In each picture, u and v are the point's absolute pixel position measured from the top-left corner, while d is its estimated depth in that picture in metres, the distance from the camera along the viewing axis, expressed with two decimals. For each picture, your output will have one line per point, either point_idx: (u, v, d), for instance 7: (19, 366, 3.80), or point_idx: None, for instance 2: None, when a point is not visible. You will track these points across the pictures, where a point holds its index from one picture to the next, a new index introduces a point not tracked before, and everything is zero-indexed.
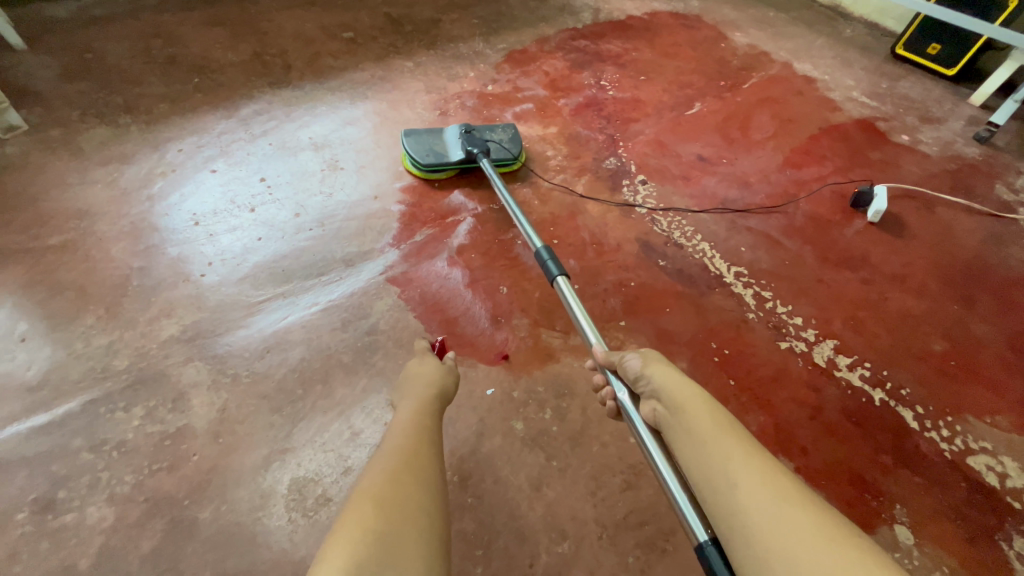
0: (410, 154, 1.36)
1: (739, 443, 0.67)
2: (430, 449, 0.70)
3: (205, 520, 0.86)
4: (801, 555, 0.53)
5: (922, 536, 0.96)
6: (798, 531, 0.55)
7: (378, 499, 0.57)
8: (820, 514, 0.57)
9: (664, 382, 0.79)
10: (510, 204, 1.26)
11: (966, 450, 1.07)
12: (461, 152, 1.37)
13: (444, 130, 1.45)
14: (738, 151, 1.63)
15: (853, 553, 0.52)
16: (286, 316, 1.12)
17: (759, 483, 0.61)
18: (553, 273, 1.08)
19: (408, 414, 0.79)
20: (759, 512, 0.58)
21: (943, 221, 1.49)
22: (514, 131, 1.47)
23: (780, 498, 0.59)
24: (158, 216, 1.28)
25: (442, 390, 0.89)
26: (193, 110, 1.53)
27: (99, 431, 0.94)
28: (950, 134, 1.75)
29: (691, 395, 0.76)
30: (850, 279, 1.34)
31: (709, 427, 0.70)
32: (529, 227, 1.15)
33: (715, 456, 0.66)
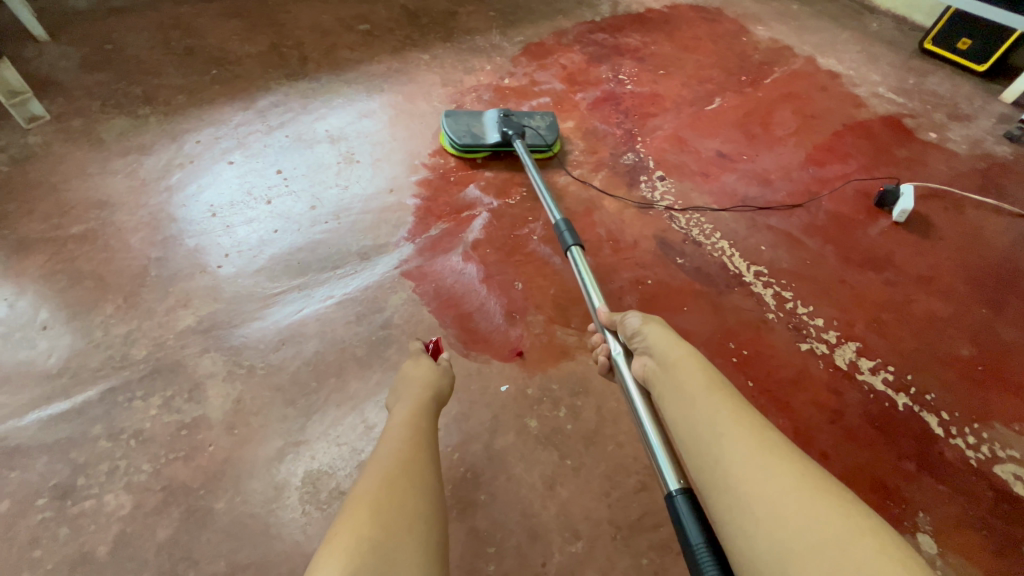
0: (448, 133, 1.40)
1: (727, 396, 0.69)
2: (427, 452, 0.70)
3: (220, 510, 0.87)
4: (778, 498, 0.56)
5: (946, 545, 0.93)
6: (780, 477, 0.57)
7: (374, 505, 0.57)
8: (799, 463, 0.60)
9: (659, 340, 0.82)
10: (544, 193, 1.28)
11: (993, 458, 1.04)
12: (498, 134, 1.40)
13: (483, 112, 1.48)
14: (759, 147, 1.60)
15: (828, 499, 0.55)
16: (301, 309, 1.12)
17: (743, 433, 0.63)
18: (568, 243, 1.13)
19: (404, 416, 0.78)
20: (741, 459, 0.60)
21: (972, 222, 1.44)
22: (552, 119, 1.48)
23: (763, 448, 0.61)
24: (176, 206, 1.28)
25: (438, 392, 0.88)
26: (211, 102, 1.54)
27: (117, 419, 0.95)
28: (980, 132, 1.69)
29: (683, 352, 0.78)
30: (873, 279, 1.30)
31: (699, 382, 0.72)
32: (551, 199, 1.20)
33: (703, 408, 0.68)
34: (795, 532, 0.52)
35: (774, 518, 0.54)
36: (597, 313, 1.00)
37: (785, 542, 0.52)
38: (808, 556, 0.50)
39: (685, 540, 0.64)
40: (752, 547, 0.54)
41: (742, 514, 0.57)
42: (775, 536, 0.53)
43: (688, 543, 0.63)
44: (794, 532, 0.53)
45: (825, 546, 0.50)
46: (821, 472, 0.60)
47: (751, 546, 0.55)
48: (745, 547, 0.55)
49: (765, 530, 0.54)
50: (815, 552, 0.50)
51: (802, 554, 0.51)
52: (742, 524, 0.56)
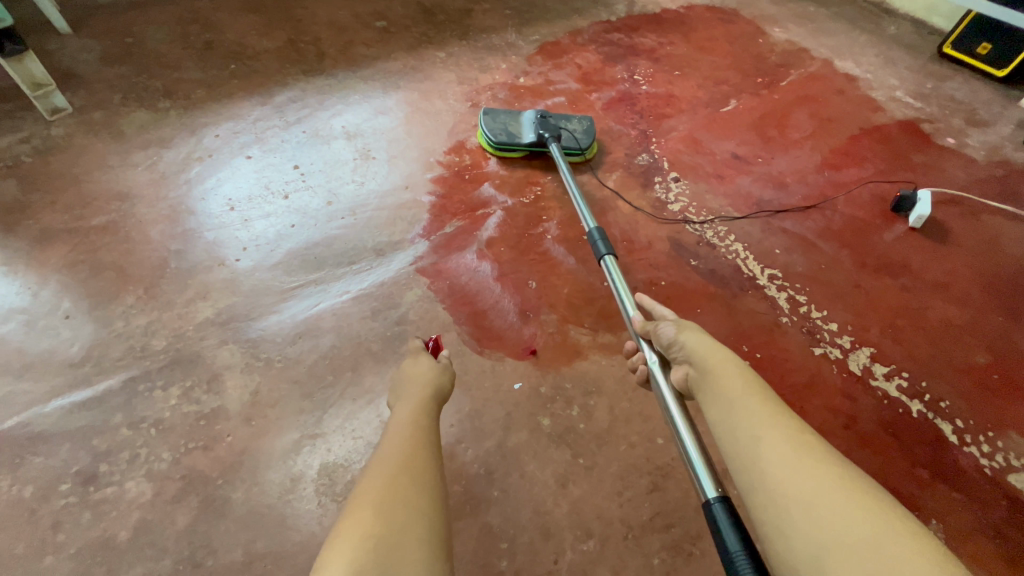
0: (485, 130, 1.42)
1: (763, 399, 0.69)
2: (428, 449, 0.70)
3: (237, 500, 0.88)
4: (815, 497, 0.56)
5: (958, 553, 0.93)
6: (817, 479, 0.58)
7: (375, 502, 0.57)
8: (839, 465, 0.60)
9: (697, 347, 0.80)
10: (578, 202, 1.28)
11: (1007, 467, 1.03)
12: (533, 135, 1.41)
13: (522, 112, 1.48)
14: (775, 150, 1.59)
15: (866, 499, 0.55)
16: (318, 303, 1.13)
17: (780, 434, 0.64)
18: (602, 253, 1.12)
19: (405, 415, 0.79)
20: (778, 460, 0.61)
21: (989, 229, 1.43)
22: (589, 124, 1.49)
23: (801, 449, 0.62)
24: (195, 199, 1.30)
25: (438, 388, 0.89)
26: (229, 96, 1.55)
27: (137, 408, 0.96)
28: (998, 139, 1.68)
29: (723, 358, 0.77)
30: (889, 285, 1.29)
31: (736, 385, 0.72)
32: (585, 207, 1.19)
33: (739, 411, 0.68)
34: (831, 531, 0.53)
35: (811, 517, 0.55)
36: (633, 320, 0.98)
37: (821, 540, 0.53)
38: (843, 554, 0.51)
39: (723, 547, 0.63)
40: (788, 544, 0.55)
41: (778, 513, 0.58)
42: (812, 537, 0.54)
43: (727, 551, 0.62)
44: (830, 530, 0.53)
45: (861, 545, 0.51)
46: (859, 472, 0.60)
47: (787, 544, 0.56)
48: (782, 547, 0.56)
49: (801, 529, 0.55)
50: (851, 550, 0.51)
51: (839, 552, 0.51)
52: (778, 522, 0.57)
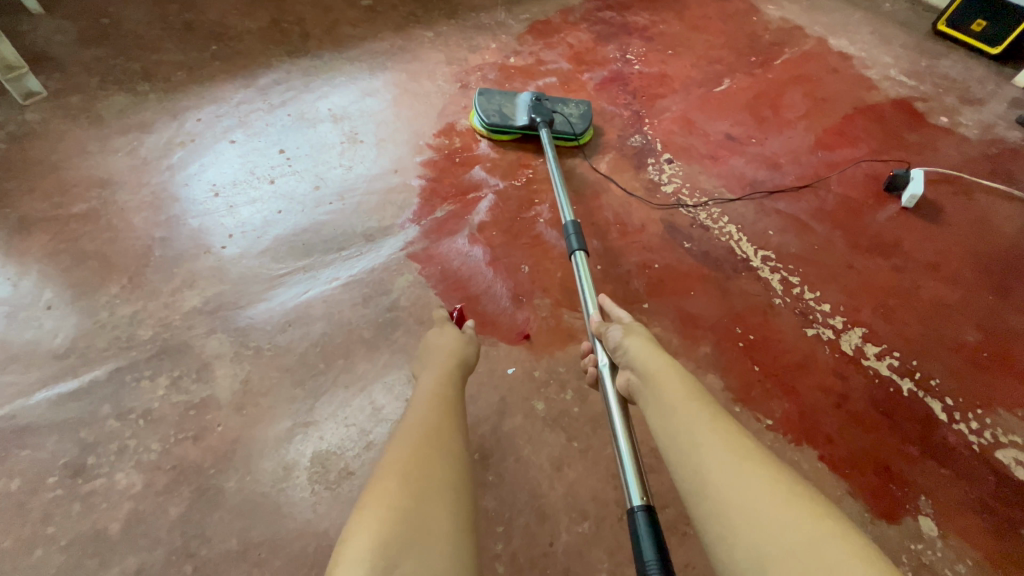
0: (479, 112, 1.39)
1: (703, 405, 0.70)
2: (454, 421, 0.69)
3: (230, 490, 0.87)
4: (754, 504, 0.56)
5: (946, 527, 0.94)
6: (756, 485, 0.58)
7: (402, 474, 0.57)
8: (775, 469, 0.60)
9: (638, 352, 0.82)
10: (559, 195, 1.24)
11: (995, 443, 1.05)
12: (527, 118, 1.39)
13: (518, 95, 1.46)
14: (769, 131, 1.57)
15: (800, 502, 0.56)
16: (307, 290, 1.12)
17: (720, 440, 0.64)
18: (573, 248, 1.12)
19: (431, 387, 0.78)
20: (718, 467, 0.61)
21: (980, 209, 1.43)
22: (586, 108, 1.46)
23: (741, 455, 0.62)
24: (179, 185, 1.27)
25: (463, 359, 0.88)
26: (211, 79, 1.51)
27: (125, 399, 0.95)
28: (991, 117, 1.67)
29: (663, 363, 0.78)
30: (881, 265, 1.29)
31: (677, 392, 0.72)
32: (564, 201, 1.18)
33: (681, 417, 0.68)
34: (770, 537, 0.53)
35: (751, 525, 0.55)
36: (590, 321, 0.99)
37: (762, 548, 0.53)
38: (782, 561, 0.51)
39: (639, 557, 0.66)
40: (731, 553, 0.55)
41: (720, 522, 0.57)
42: (754, 542, 0.54)
43: (642, 559, 0.65)
44: (770, 537, 0.53)
45: (800, 551, 0.51)
46: (794, 476, 0.60)
47: (730, 553, 0.55)
48: (723, 552, 0.56)
49: (743, 537, 0.55)
50: (790, 557, 0.51)
51: (780, 559, 0.51)
52: (721, 531, 0.57)
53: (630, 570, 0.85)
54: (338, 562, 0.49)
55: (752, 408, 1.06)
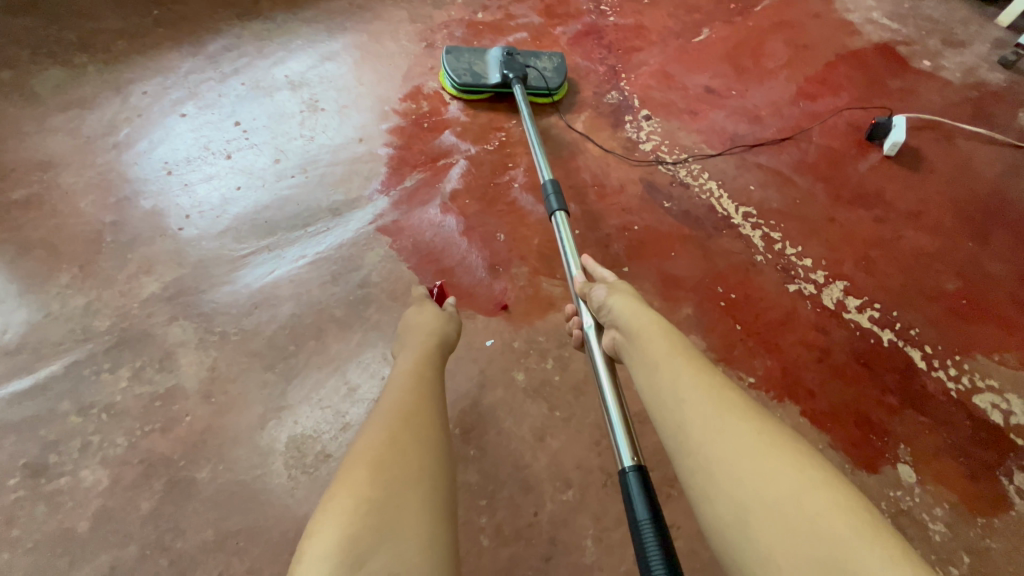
0: (449, 71, 1.32)
1: (688, 359, 0.67)
2: (432, 403, 0.67)
3: (204, 480, 0.85)
4: (737, 459, 0.54)
5: (924, 473, 0.96)
6: (739, 438, 0.56)
7: (375, 462, 0.54)
8: (760, 420, 0.58)
9: (623, 310, 0.79)
10: (536, 152, 1.19)
11: (972, 389, 1.05)
12: (499, 75, 1.32)
13: (487, 50, 1.38)
14: (749, 82, 1.51)
15: (784, 453, 0.54)
16: (273, 270, 1.07)
17: (703, 396, 0.61)
18: (553, 208, 1.07)
19: (408, 367, 0.75)
20: (702, 423, 0.59)
21: (961, 155, 1.40)
22: (560, 61, 1.40)
23: (725, 408, 0.60)
24: (127, 165, 1.19)
25: (443, 338, 0.86)
26: (155, 47, 1.39)
27: (85, 394, 0.91)
28: (974, 59, 1.62)
29: (649, 319, 0.75)
30: (863, 217, 1.27)
31: (662, 348, 0.70)
32: (541, 159, 1.13)
33: (665, 374, 0.66)
34: (751, 492, 0.52)
35: (734, 479, 0.53)
36: (575, 281, 0.95)
37: (742, 501, 0.52)
38: (764, 515, 0.50)
39: (632, 516, 0.65)
40: (713, 509, 0.54)
41: (702, 478, 0.56)
42: (735, 496, 0.52)
43: (635, 519, 0.64)
44: (752, 491, 0.52)
45: (782, 504, 0.50)
46: (780, 426, 0.58)
47: (712, 508, 0.54)
48: (706, 509, 0.55)
49: (724, 492, 0.53)
50: (772, 510, 0.50)
51: (762, 513, 0.50)
52: (704, 486, 0.55)
53: (616, 534, 0.85)
54: (304, 558, 0.47)
55: (735, 366, 1.06)
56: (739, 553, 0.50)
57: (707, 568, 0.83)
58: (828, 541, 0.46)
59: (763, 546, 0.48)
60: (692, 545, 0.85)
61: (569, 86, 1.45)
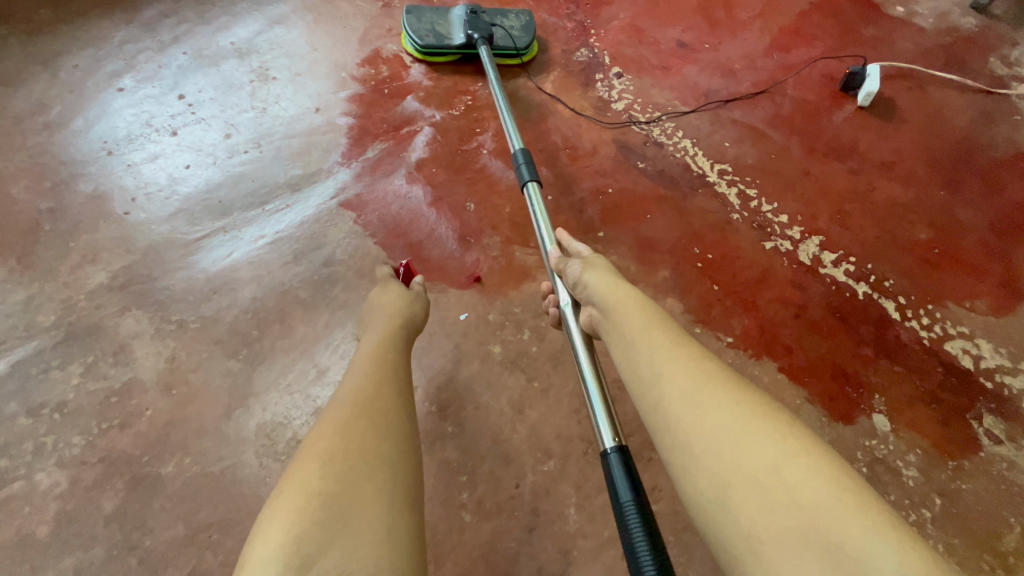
0: (410, 33, 1.24)
1: (665, 332, 0.65)
2: (393, 386, 0.64)
3: (169, 475, 0.81)
4: (716, 432, 0.53)
5: (898, 421, 0.98)
6: (717, 412, 0.54)
7: (326, 455, 0.51)
8: (738, 390, 0.57)
9: (598, 286, 0.76)
10: (507, 117, 1.13)
11: (943, 336, 1.07)
12: (464, 36, 1.25)
13: (451, 8, 1.30)
14: (722, 34, 1.46)
15: (763, 424, 0.53)
16: (230, 252, 1.01)
17: (680, 369, 0.60)
18: (525, 178, 1.02)
19: (371, 351, 0.71)
20: (680, 397, 0.57)
21: (934, 103, 1.39)
22: (528, 18, 1.33)
23: (703, 381, 0.58)
24: (61, 146, 1.10)
25: (409, 317, 0.82)
26: (83, 15, 1.28)
27: (35, 394, 0.86)
28: (947, 4, 1.58)
29: (625, 294, 0.72)
30: (837, 170, 1.26)
31: (637, 323, 0.68)
32: (512, 125, 1.07)
33: (641, 350, 0.64)
34: (731, 466, 0.51)
35: (713, 454, 0.52)
36: (550, 257, 0.92)
37: (722, 477, 0.51)
38: (744, 489, 0.49)
39: (616, 499, 0.64)
40: (694, 486, 0.53)
41: (682, 454, 0.55)
42: (715, 471, 0.51)
43: (619, 501, 0.63)
44: (732, 465, 0.51)
45: (762, 476, 0.49)
46: (758, 395, 0.57)
47: (692, 483, 0.53)
48: (686, 485, 0.54)
49: (703, 468, 0.52)
50: (752, 484, 0.49)
51: (742, 486, 0.49)
52: (684, 463, 0.54)
53: (598, 501, 0.84)
54: (249, 561, 0.45)
55: (713, 327, 1.05)
56: (721, 529, 0.49)
57: (689, 528, 0.84)
58: (808, 512, 0.45)
59: (745, 521, 0.47)
60: (674, 506, 0.86)
61: (539, 45, 1.39)
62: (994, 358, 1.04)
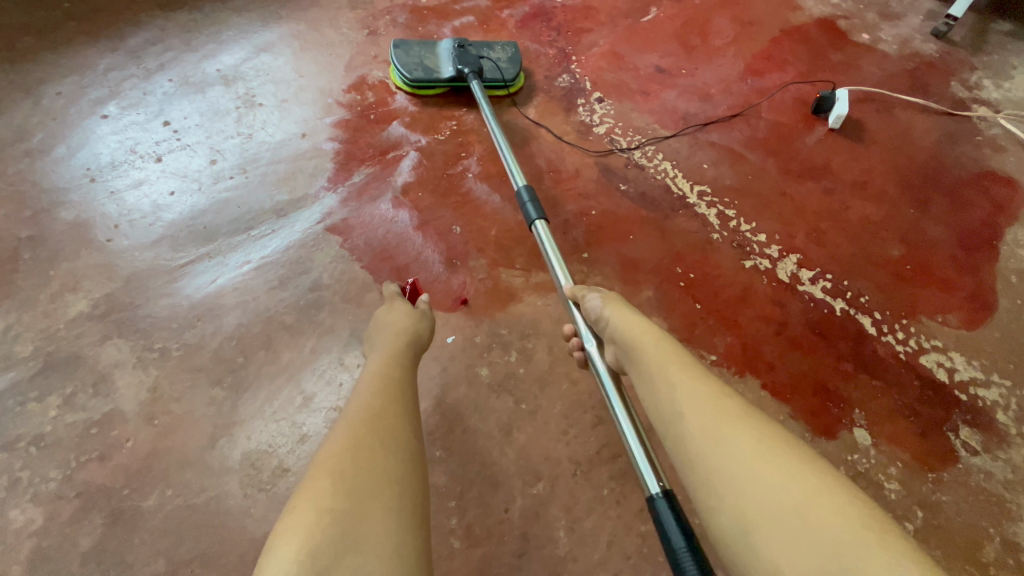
0: (398, 67, 1.26)
1: (684, 368, 0.66)
2: (400, 403, 0.64)
3: (150, 509, 0.79)
4: (737, 465, 0.54)
5: (879, 435, 1.00)
6: (738, 448, 0.55)
7: (336, 471, 0.51)
8: (757, 426, 0.58)
9: (619, 322, 0.77)
10: (501, 144, 1.16)
11: (918, 350, 1.10)
12: (452, 69, 1.27)
13: (438, 43, 1.33)
14: (698, 60, 1.52)
15: (783, 460, 0.54)
16: (215, 278, 1.01)
17: (700, 405, 0.61)
18: (532, 217, 1.03)
19: (377, 368, 0.71)
20: (701, 433, 0.58)
21: (901, 124, 1.45)
22: (513, 50, 1.36)
23: (723, 417, 0.59)
24: (42, 173, 1.09)
25: (415, 336, 0.82)
26: (68, 43, 1.28)
27: (10, 427, 0.84)
28: (909, 31, 1.66)
29: (644, 331, 0.73)
30: (812, 189, 1.30)
31: (659, 358, 0.68)
32: (513, 163, 1.07)
33: (663, 387, 0.65)
34: (754, 503, 0.52)
35: (735, 490, 0.53)
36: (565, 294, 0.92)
37: (746, 514, 0.51)
38: (767, 526, 0.50)
39: (669, 545, 0.62)
40: (719, 522, 0.53)
41: (706, 491, 0.55)
42: (738, 508, 0.52)
43: (672, 548, 0.61)
44: (754, 502, 0.52)
45: (784, 513, 0.50)
46: (777, 431, 0.58)
47: (716, 519, 0.54)
48: (712, 522, 0.54)
49: (727, 505, 0.53)
50: (775, 520, 0.50)
51: (764, 520, 0.50)
52: (709, 500, 0.55)
53: (588, 523, 0.84)
54: None
55: (696, 345, 1.07)
56: (746, 566, 0.50)
57: None
58: (832, 549, 0.46)
59: (769, 556, 0.49)
60: None
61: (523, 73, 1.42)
62: (967, 370, 1.08)
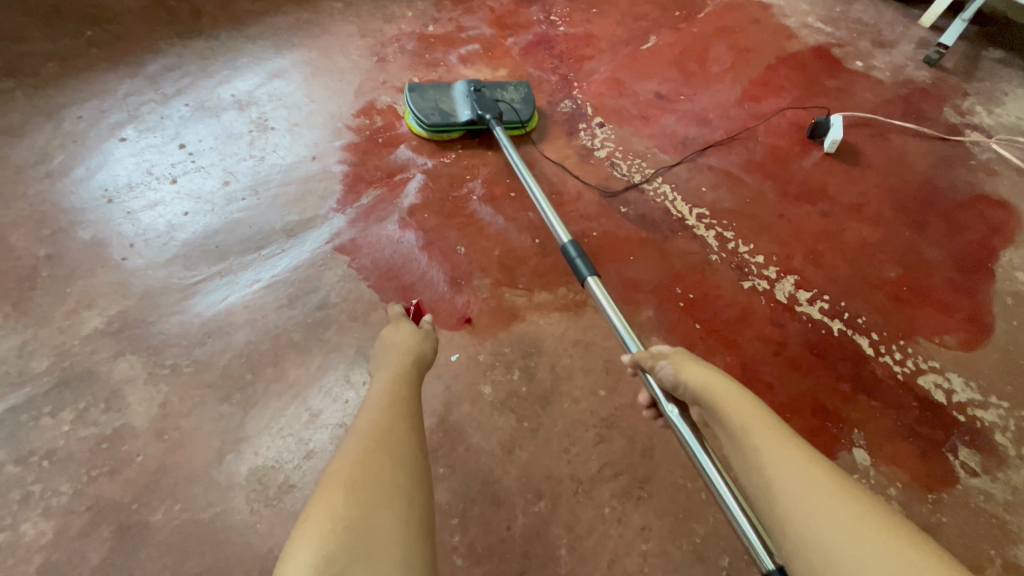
0: (415, 112, 1.26)
1: (773, 434, 0.60)
2: (407, 419, 0.65)
3: (157, 524, 0.81)
4: (835, 547, 0.49)
5: (878, 456, 1.00)
6: (835, 523, 0.50)
7: (348, 482, 0.53)
8: (854, 500, 0.52)
9: (698, 385, 0.70)
10: (517, 164, 1.22)
11: (916, 370, 1.11)
12: (469, 113, 1.28)
13: (450, 85, 1.33)
14: (696, 86, 1.56)
15: (887, 539, 0.48)
16: (226, 296, 1.03)
17: (790, 474, 0.55)
18: (585, 273, 1.00)
19: (385, 386, 0.73)
20: (791, 505, 0.53)
21: (895, 149, 1.48)
22: (526, 90, 1.38)
23: (817, 489, 0.53)
24: (62, 194, 1.13)
25: (420, 355, 0.84)
26: (90, 69, 1.33)
27: (24, 441, 0.86)
28: (902, 58, 1.71)
29: (727, 395, 0.67)
30: (809, 212, 1.33)
31: (743, 423, 0.62)
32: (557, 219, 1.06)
33: (751, 457, 0.59)
34: None
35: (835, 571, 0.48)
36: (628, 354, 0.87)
37: None
38: None
39: None
40: None
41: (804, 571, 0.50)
42: None
43: None
44: None
45: None
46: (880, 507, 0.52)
47: None
48: None
49: None
50: None
51: None
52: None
53: (589, 542, 0.85)
54: None
55: None
56: None
57: (679, 569, 0.84)
58: None
59: None
60: (664, 547, 0.86)
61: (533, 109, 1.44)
62: (965, 391, 1.09)
